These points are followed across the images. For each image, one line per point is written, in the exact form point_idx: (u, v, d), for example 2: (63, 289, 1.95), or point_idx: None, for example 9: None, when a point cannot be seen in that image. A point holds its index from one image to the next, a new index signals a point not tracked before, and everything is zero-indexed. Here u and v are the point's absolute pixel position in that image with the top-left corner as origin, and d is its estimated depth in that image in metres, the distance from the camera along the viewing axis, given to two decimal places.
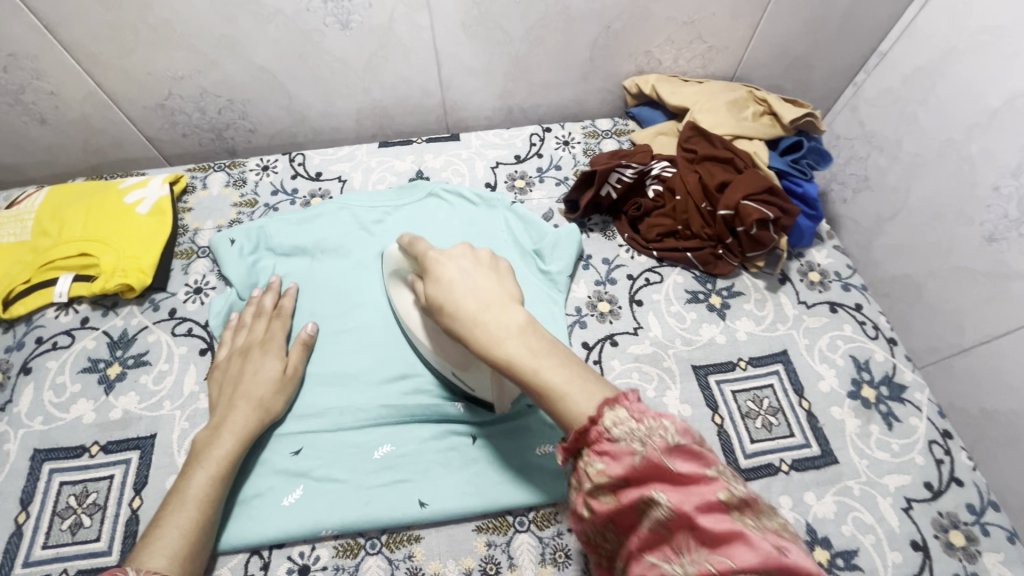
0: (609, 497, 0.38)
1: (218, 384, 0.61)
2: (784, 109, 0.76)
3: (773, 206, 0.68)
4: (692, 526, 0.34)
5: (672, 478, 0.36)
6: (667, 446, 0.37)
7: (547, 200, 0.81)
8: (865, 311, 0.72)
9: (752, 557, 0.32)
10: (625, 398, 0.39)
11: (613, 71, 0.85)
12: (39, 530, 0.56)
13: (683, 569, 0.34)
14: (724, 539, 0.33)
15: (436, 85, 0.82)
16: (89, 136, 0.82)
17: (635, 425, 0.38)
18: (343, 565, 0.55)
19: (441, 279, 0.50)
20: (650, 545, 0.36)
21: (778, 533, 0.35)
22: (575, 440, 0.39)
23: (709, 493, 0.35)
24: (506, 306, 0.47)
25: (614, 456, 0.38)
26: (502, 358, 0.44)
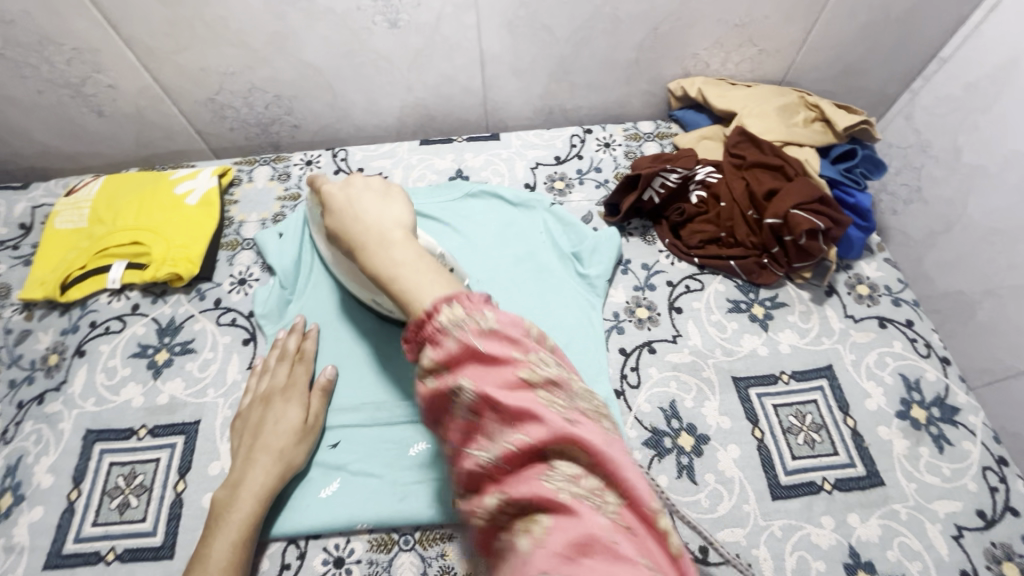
0: (434, 377, 0.39)
1: (239, 434, 0.59)
2: (838, 116, 0.73)
3: (824, 216, 0.66)
4: (493, 404, 0.36)
5: (482, 361, 0.37)
6: (481, 329, 0.38)
7: (587, 202, 0.80)
8: (917, 328, 0.70)
9: (545, 433, 0.34)
10: (464, 295, 0.41)
11: (658, 74, 0.83)
12: (89, 508, 0.58)
13: (491, 452, 0.35)
14: (520, 416, 0.35)
15: (478, 85, 0.82)
16: (143, 128, 0.85)
17: (466, 316, 0.39)
18: (377, 559, 0.55)
19: (368, 217, 0.52)
20: (470, 437, 0.37)
21: (593, 418, 0.37)
22: (415, 332, 0.42)
23: (515, 373, 0.37)
24: (405, 236, 0.50)
25: (441, 343, 0.39)
26: (410, 292, 0.44)
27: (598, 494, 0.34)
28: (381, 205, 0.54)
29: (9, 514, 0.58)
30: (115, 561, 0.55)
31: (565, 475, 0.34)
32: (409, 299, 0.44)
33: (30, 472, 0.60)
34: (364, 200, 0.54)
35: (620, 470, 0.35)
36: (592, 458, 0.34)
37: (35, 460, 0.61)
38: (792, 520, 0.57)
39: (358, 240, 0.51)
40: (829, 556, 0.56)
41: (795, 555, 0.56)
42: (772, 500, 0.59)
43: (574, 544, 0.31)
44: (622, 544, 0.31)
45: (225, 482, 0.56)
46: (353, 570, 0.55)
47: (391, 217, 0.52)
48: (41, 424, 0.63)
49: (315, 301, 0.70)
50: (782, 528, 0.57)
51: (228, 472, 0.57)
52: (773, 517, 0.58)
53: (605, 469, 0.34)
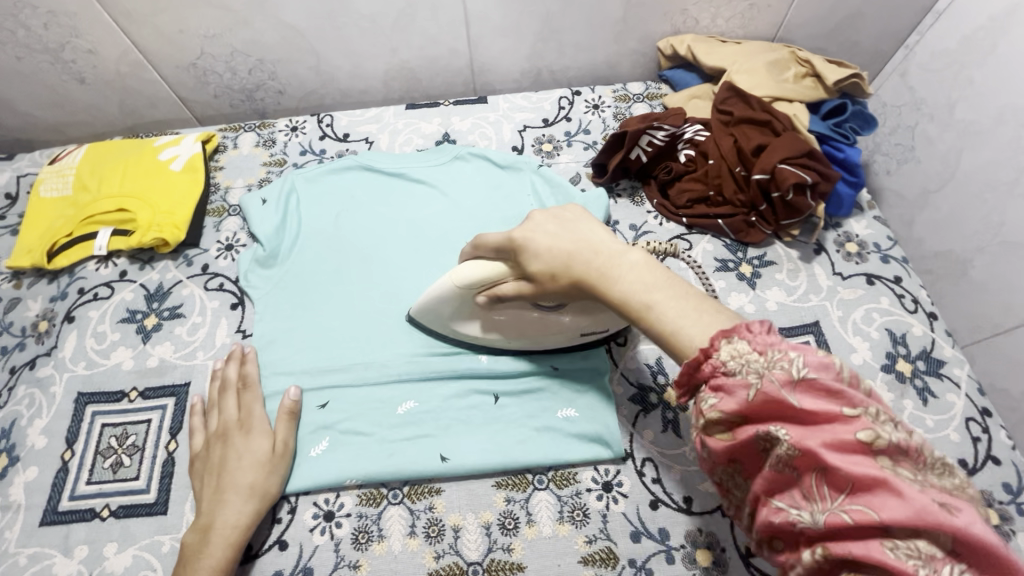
0: (732, 432, 0.37)
1: (201, 473, 0.56)
2: (828, 70, 0.72)
3: (813, 170, 0.65)
4: (823, 467, 0.32)
5: (796, 414, 0.34)
6: (791, 380, 0.34)
7: (575, 164, 0.79)
8: (905, 284, 0.69)
9: (906, 512, 0.29)
10: (739, 328, 0.37)
11: (647, 31, 0.82)
12: (83, 468, 0.59)
13: (814, 514, 0.32)
14: (863, 485, 0.31)
15: (464, 46, 0.81)
16: (125, 96, 0.84)
17: (756, 357, 0.35)
18: (367, 512, 0.56)
19: (581, 249, 0.47)
20: (781, 488, 0.35)
21: (947, 490, 0.31)
22: (688, 374, 0.39)
23: (842, 432, 0.32)
24: (645, 259, 0.45)
25: (728, 390, 0.36)
26: (675, 332, 0.40)
27: (926, 567, 0.29)
28: (568, 229, 0.49)
29: (5, 475, 0.59)
30: (110, 517, 0.56)
31: (918, 551, 0.29)
32: (671, 332, 0.41)
33: (24, 434, 0.61)
34: (546, 237, 0.48)
35: (980, 540, 0.29)
36: (952, 534, 0.29)
37: (29, 422, 0.62)
38: None
39: (591, 273, 0.46)
40: None
41: None
42: None
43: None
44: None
45: (193, 526, 0.53)
46: (343, 522, 0.56)
47: (621, 241, 0.47)
48: (34, 387, 0.64)
49: (300, 265, 0.70)
50: None
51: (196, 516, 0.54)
52: None
53: (970, 552, 0.29)
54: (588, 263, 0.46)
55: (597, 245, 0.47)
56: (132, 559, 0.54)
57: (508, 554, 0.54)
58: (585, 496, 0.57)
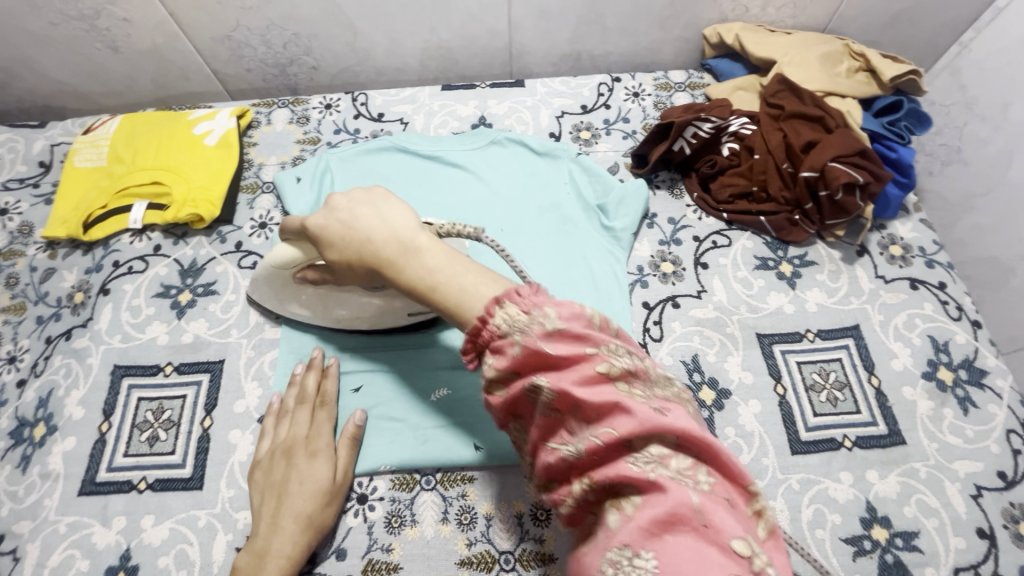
0: (505, 388, 0.38)
1: (261, 491, 0.54)
2: (884, 65, 0.69)
3: (864, 170, 0.64)
4: (576, 405, 0.34)
5: (557, 362, 0.35)
6: (546, 332, 0.36)
7: (614, 153, 0.78)
8: (949, 290, 0.68)
9: (635, 425, 0.33)
10: (516, 293, 0.39)
11: (694, 18, 0.79)
12: (120, 440, 0.59)
13: (576, 446, 0.35)
14: (605, 411, 0.34)
15: (504, 27, 0.79)
16: (158, 66, 0.83)
17: (521, 316, 0.37)
18: (400, 497, 0.57)
19: (378, 233, 0.46)
20: (551, 432, 0.37)
21: (666, 397, 0.36)
22: (473, 341, 0.40)
23: (589, 367, 0.35)
24: (508, 286, 0.42)
25: (502, 350, 0.38)
26: (466, 304, 0.41)
27: (688, 475, 0.33)
28: (379, 213, 0.47)
29: (43, 444, 0.60)
30: (147, 490, 0.57)
31: (651, 458, 0.33)
32: (462, 310, 0.41)
33: (61, 404, 0.62)
34: (363, 217, 0.47)
35: (703, 443, 0.33)
36: (674, 438, 0.33)
37: (66, 393, 0.62)
38: (810, 474, 0.58)
39: (461, 308, 0.41)
40: (845, 510, 0.56)
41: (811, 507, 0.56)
42: (791, 454, 0.59)
43: (665, 521, 0.31)
44: (726, 522, 0.30)
45: (247, 547, 0.52)
46: (376, 506, 0.56)
47: (479, 268, 0.43)
48: (70, 358, 0.64)
49: None
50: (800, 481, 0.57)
51: (251, 537, 0.52)
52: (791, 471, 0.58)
53: (693, 446, 0.33)
54: (381, 241, 0.46)
55: (468, 279, 0.42)
56: (169, 532, 0.55)
57: (540, 545, 0.54)
58: None
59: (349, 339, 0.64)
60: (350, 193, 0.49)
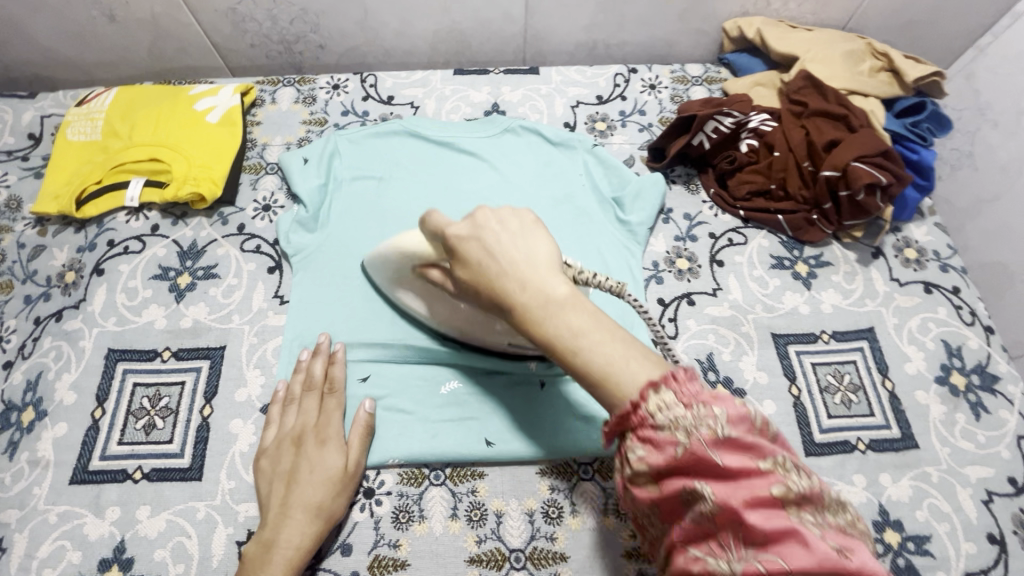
0: (656, 487, 0.36)
1: (268, 479, 0.52)
2: (908, 65, 0.68)
3: (886, 171, 0.63)
4: (740, 521, 0.32)
5: (721, 471, 0.33)
6: (716, 437, 0.33)
7: (629, 145, 0.76)
8: (963, 295, 0.67)
9: (808, 559, 0.30)
10: (676, 377, 0.36)
11: (714, 10, 0.77)
12: (114, 427, 0.57)
13: (731, 565, 0.32)
14: (774, 537, 0.31)
15: (520, 11, 0.76)
16: (157, 38, 0.79)
17: (684, 411, 0.35)
18: (408, 492, 0.55)
19: (528, 279, 0.42)
20: (695, 537, 0.34)
21: (842, 529, 0.32)
22: (616, 423, 0.38)
23: (760, 486, 0.32)
24: (577, 292, 0.42)
25: (657, 444, 0.35)
26: (607, 374, 0.38)
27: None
28: (526, 246, 0.44)
29: (32, 430, 0.57)
30: (143, 479, 0.54)
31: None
32: (607, 378, 0.38)
33: (51, 388, 0.59)
34: (503, 237, 0.44)
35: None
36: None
37: (56, 376, 0.59)
38: (824, 477, 0.57)
39: (532, 306, 0.41)
40: (858, 512, 0.56)
41: None
42: (805, 456, 0.58)
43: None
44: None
45: (255, 537, 0.50)
46: (383, 501, 0.55)
47: (552, 255, 0.43)
48: (61, 340, 0.61)
49: (343, 232, 0.67)
50: None
51: (259, 526, 0.51)
52: None
53: None
54: (500, 270, 0.43)
55: (540, 280, 0.42)
56: (166, 524, 0.53)
57: (551, 543, 0.53)
58: None
59: (356, 328, 0.62)
60: (498, 215, 0.46)
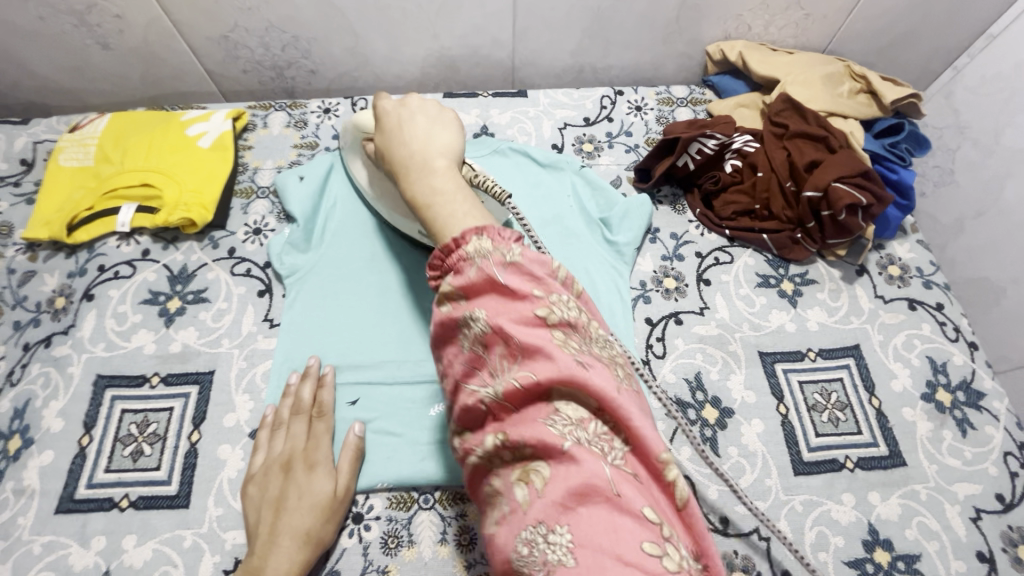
0: (449, 305, 0.38)
1: (256, 507, 0.52)
2: (885, 88, 0.70)
3: (867, 192, 0.64)
4: (506, 338, 0.35)
5: (505, 291, 0.36)
6: (503, 264, 0.36)
7: (616, 166, 0.77)
8: (947, 312, 0.68)
9: (556, 371, 0.33)
10: (490, 228, 0.39)
11: (698, 34, 0.79)
12: (101, 454, 0.56)
13: (495, 387, 0.35)
14: (529, 352, 0.34)
15: (508, 37, 0.78)
16: (151, 65, 0.80)
17: (496, 250, 0.37)
18: (397, 516, 0.55)
19: (417, 143, 0.47)
20: (473, 371, 0.37)
21: (599, 356, 0.36)
22: (439, 262, 0.39)
23: (526, 309, 0.35)
24: (451, 167, 0.46)
25: (465, 274, 0.37)
26: (442, 225, 0.41)
27: (606, 441, 0.34)
28: (431, 126, 0.48)
29: (18, 458, 0.56)
30: (129, 508, 0.54)
31: (570, 420, 0.34)
32: (439, 231, 0.41)
33: (39, 416, 0.58)
34: (415, 129, 0.48)
35: (621, 410, 0.34)
36: (593, 396, 0.34)
37: (44, 403, 0.59)
38: (813, 495, 0.57)
39: (410, 163, 0.46)
40: (848, 532, 0.56)
41: (814, 529, 0.56)
42: (794, 475, 0.58)
43: (576, 491, 0.31)
44: (631, 493, 0.32)
45: (241, 567, 0.49)
46: (372, 526, 0.54)
47: (446, 143, 0.47)
48: (49, 366, 0.61)
49: (334, 255, 0.67)
50: (803, 503, 0.57)
51: (245, 555, 0.50)
52: (794, 492, 0.57)
53: (611, 412, 0.34)
54: (408, 152, 0.47)
55: (429, 145, 0.47)
56: (152, 553, 0.52)
57: None
58: None
59: (346, 351, 0.62)
60: (425, 108, 0.51)
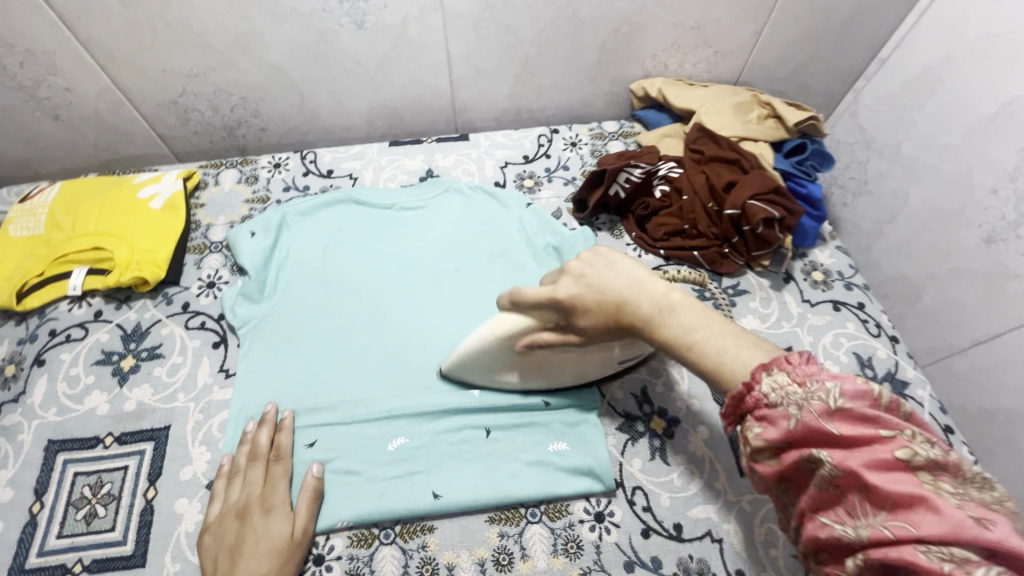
0: (778, 455, 0.40)
1: (212, 554, 0.52)
2: (788, 112, 0.78)
3: (779, 205, 0.70)
4: (865, 485, 0.35)
5: (836, 440, 0.37)
6: (827, 408, 0.38)
7: (556, 199, 0.82)
8: (867, 309, 0.74)
9: (938, 522, 0.32)
10: (783, 364, 0.41)
11: (620, 74, 0.86)
12: (53, 520, 0.56)
13: (858, 529, 0.35)
14: (904, 501, 0.34)
15: (446, 86, 0.84)
16: (102, 132, 0.83)
17: (795, 389, 0.39)
18: (358, 554, 0.55)
19: (630, 292, 0.49)
20: (824, 506, 0.38)
21: (984, 504, 0.33)
22: (734, 405, 0.43)
23: (883, 452, 0.35)
24: (678, 297, 0.49)
25: (771, 421, 0.40)
26: (730, 367, 0.44)
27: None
28: (626, 271, 0.51)
29: None
30: (83, 572, 0.53)
31: (951, 555, 0.31)
32: (727, 366, 0.45)
33: None
34: (602, 272, 0.51)
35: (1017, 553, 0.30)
36: (980, 543, 0.31)
37: None
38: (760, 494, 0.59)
39: (622, 310, 0.49)
40: None
41: (763, 527, 0.57)
42: (741, 476, 0.60)
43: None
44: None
45: None
46: (333, 566, 0.54)
47: (649, 279, 0.50)
48: None
49: (287, 301, 0.69)
50: (751, 502, 0.59)
51: None
52: (742, 492, 0.59)
53: (998, 553, 0.31)
54: (621, 296, 0.49)
55: (644, 286, 0.50)
56: None
57: None
58: (578, 528, 0.57)
59: (301, 394, 0.64)
60: (578, 257, 0.54)
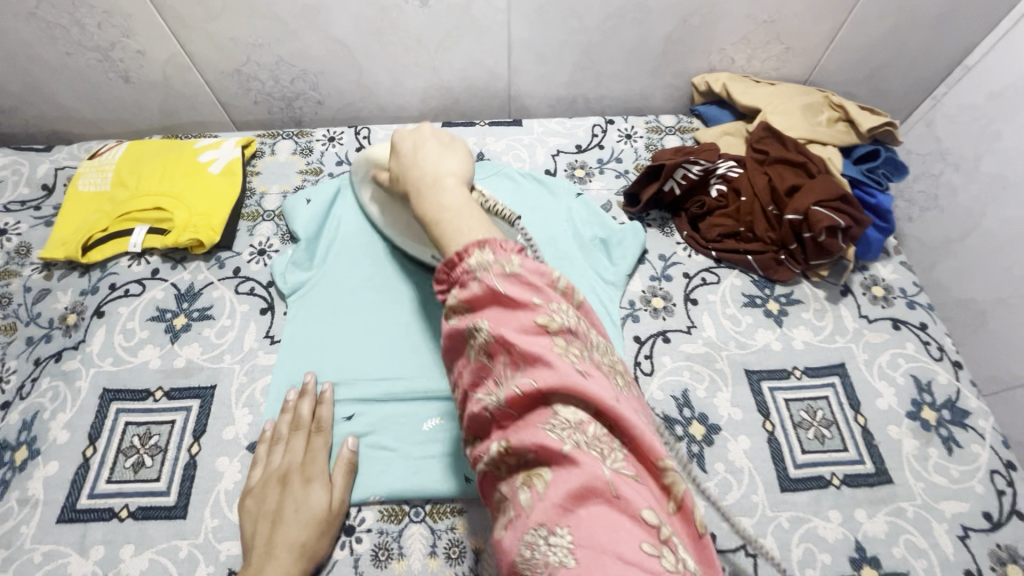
0: (456, 318, 0.40)
1: (253, 518, 0.53)
2: (863, 117, 0.74)
3: (845, 215, 0.66)
4: (509, 352, 0.36)
5: (503, 313, 0.37)
6: (505, 275, 0.38)
7: (607, 191, 0.80)
8: (930, 331, 0.70)
9: (557, 383, 0.34)
10: (493, 240, 0.40)
11: (684, 67, 0.84)
12: (104, 465, 0.58)
13: (499, 396, 0.36)
14: (531, 362, 0.35)
15: (503, 70, 0.82)
16: (168, 97, 0.85)
17: (494, 260, 0.39)
18: (387, 529, 0.56)
19: (428, 167, 0.50)
20: (480, 378, 0.38)
21: (595, 365, 0.37)
22: (445, 272, 0.41)
23: (528, 320, 0.37)
24: (458, 186, 0.48)
25: (465, 284, 0.39)
26: (447, 238, 0.43)
27: (606, 447, 0.34)
28: (441, 154, 0.52)
29: (24, 468, 0.58)
30: (128, 518, 0.56)
31: (570, 424, 0.34)
32: (445, 244, 0.43)
33: (45, 428, 0.61)
34: (427, 146, 0.53)
35: (619, 418, 0.35)
36: (592, 405, 0.35)
37: (51, 415, 0.61)
38: (799, 512, 0.58)
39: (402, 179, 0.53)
40: (834, 549, 0.56)
41: (801, 546, 0.56)
42: (781, 491, 0.59)
43: (573, 488, 0.32)
44: (633, 494, 0.32)
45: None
46: (363, 538, 0.55)
47: (454, 168, 0.50)
48: (58, 381, 0.63)
49: (335, 273, 0.70)
50: (789, 519, 0.57)
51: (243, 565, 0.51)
52: (781, 508, 0.58)
53: (606, 416, 0.35)
54: (420, 173, 0.50)
55: (445, 170, 0.50)
56: (148, 563, 0.54)
57: None
58: None
59: (342, 367, 0.64)
60: (433, 130, 0.55)
